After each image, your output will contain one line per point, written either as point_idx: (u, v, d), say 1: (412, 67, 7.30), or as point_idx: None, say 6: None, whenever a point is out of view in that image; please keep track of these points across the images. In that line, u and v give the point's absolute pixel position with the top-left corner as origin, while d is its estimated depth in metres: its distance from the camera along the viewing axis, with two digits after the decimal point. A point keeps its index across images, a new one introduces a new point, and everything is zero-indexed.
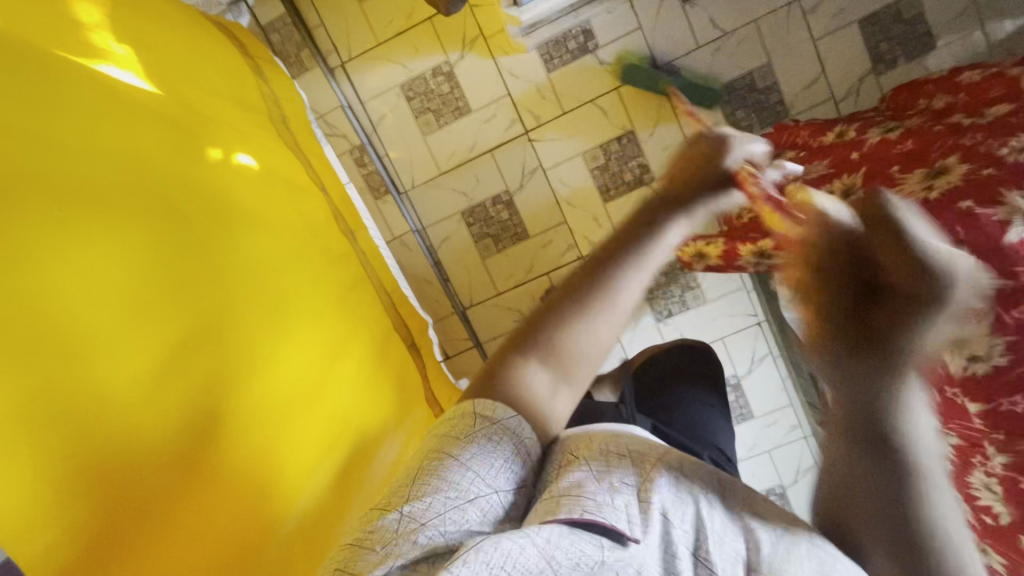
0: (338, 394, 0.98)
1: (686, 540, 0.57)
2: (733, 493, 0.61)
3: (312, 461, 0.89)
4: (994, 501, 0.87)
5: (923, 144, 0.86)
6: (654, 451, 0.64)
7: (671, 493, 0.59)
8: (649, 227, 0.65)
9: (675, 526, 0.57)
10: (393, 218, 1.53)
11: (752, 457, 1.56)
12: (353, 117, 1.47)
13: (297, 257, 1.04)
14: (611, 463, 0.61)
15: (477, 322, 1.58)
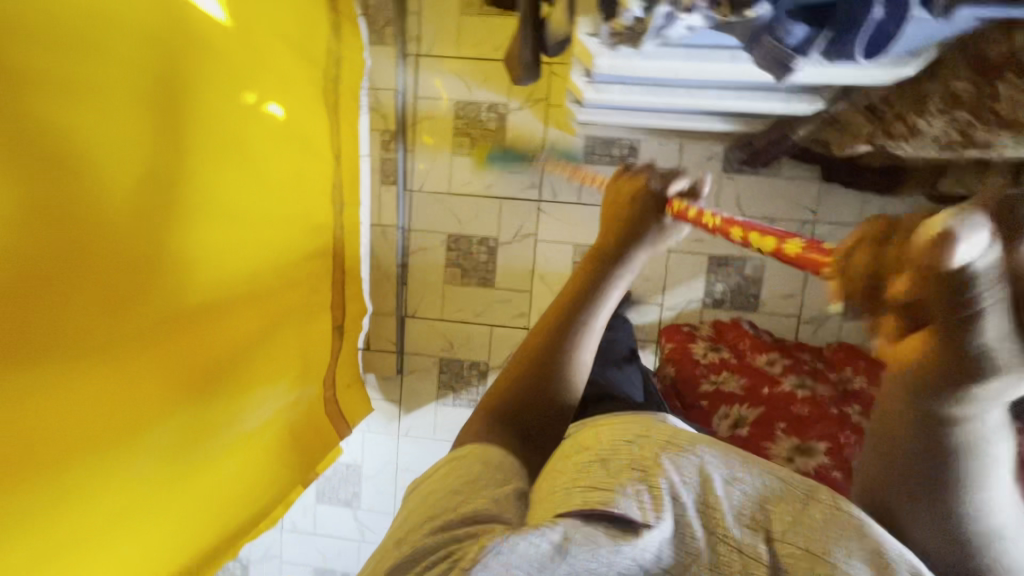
0: (231, 349, 0.99)
1: (704, 521, 0.55)
2: (709, 474, 0.59)
3: (163, 408, 0.84)
4: None
5: (811, 415, 1.03)
6: (644, 432, 0.63)
7: (685, 469, 0.58)
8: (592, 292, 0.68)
9: (688, 503, 0.56)
10: (387, 208, 1.57)
11: None
12: (401, 105, 1.52)
13: (276, 214, 1.09)
14: (621, 454, 0.60)
15: (409, 332, 1.65)
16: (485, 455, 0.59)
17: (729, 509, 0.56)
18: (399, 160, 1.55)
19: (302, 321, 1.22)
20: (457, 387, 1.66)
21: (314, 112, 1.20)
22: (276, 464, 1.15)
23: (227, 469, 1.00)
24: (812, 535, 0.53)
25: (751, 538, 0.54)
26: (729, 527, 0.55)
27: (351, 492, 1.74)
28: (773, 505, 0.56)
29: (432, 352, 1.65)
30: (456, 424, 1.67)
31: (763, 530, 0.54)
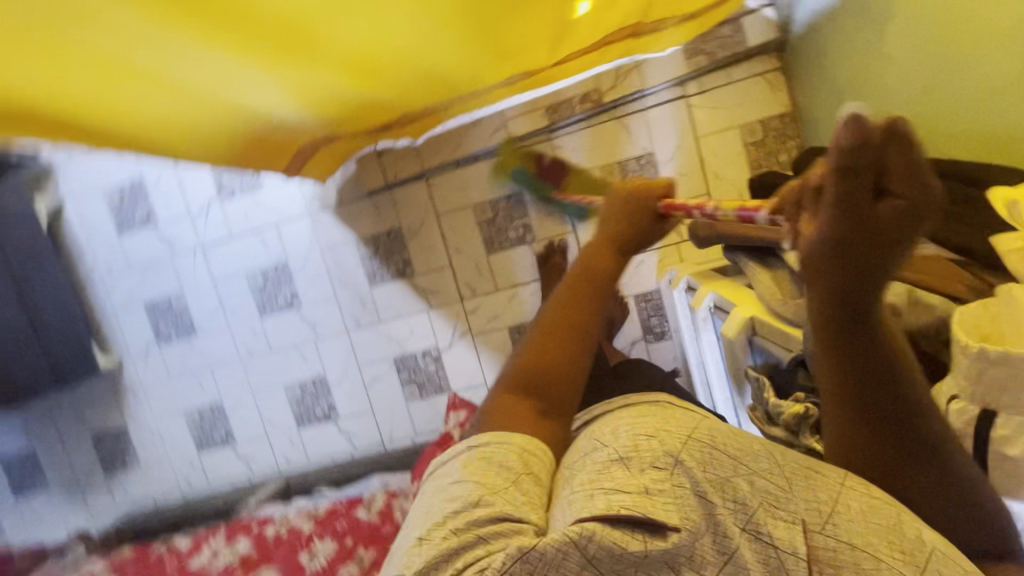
0: (326, 72, 0.88)
1: (739, 519, 0.52)
2: (733, 475, 0.55)
3: (255, 37, 0.73)
4: None
5: None
6: (682, 428, 0.59)
7: (711, 467, 0.55)
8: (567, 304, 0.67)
9: (717, 501, 0.53)
10: (524, 120, 1.50)
11: (258, 421, 1.77)
12: (629, 97, 1.46)
13: (472, 50, 1.01)
14: (645, 462, 0.55)
15: (411, 187, 1.59)
16: (495, 441, 0.61)
17: (761, 501, 0.53)
18: (573, 116, 1.48)
19: (382, 108, 1.16)
20: (379, 252, 1.63)
21: (587, 34, 1.14)
22: (217, 147, 1.08)
23: (183, 110, 0.86)
24: (863, 528, 0.52)
25: (791, 536, 0.52)
26: (769, 524, 0.52)
27: (230, 185, 1.65)
28: (803, 495, 0.54)
29: (401, 216, 1.61)
30: (343, 266, 1.65)
31: (800, 523, 0.52)
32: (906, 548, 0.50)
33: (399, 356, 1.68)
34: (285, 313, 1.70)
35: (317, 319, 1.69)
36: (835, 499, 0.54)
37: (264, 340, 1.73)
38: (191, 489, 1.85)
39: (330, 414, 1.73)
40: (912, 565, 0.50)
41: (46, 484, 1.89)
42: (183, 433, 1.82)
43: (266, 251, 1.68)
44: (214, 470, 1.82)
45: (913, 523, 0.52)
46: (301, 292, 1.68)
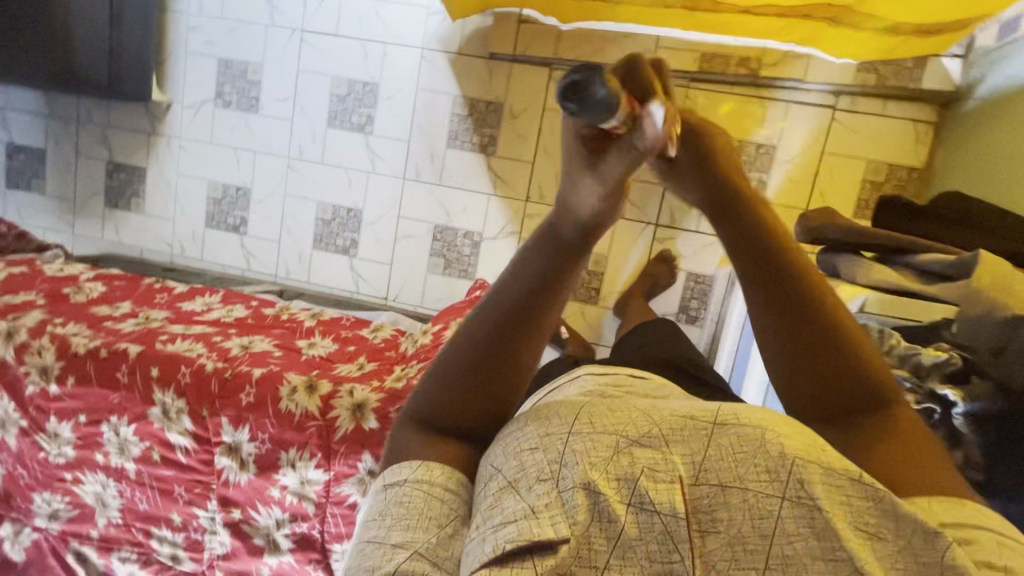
0: None
1: (628, 493, 0.50)
2: (592, 463, 0.51)
3: None
4: (93, 478, 0.90)
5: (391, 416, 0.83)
6: (562, 426, 0.54)
7: (565, 453, 0.53)
8: (485, 344, 0.58)
9: (579, 482, 0.51)
10: (673, 56, 1.45)
11: (276, 223, 1.71)
12: (783, 83, 1.41)
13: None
14: (531, 480, 0.53)
15: (532, 69, 1.52)
16: (424, 475, 0.58)
17: (632, 467, 0.51)
18: (720, 75, 1.43)
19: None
20: (472, 118, 1.58)
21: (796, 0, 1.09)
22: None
23: None
24: (746, 470, 0.50)
25: (669, 498, 0.50)
26: (650, 490, 0.50)
27: None
28: (686, 450, 0.52)
29: (509, 92, 1.54)
30: (430, 114, 1.59)
31: (678, 481, 0.51)
32: (770, 467, 0.49)
33: (440, 226, 1.64)
34: (352, 133, 1.64)
35: (380, 154, 1.63)
36: (709, 448, 0.51)
37: (319, 149, 1.66)
38: (181, 257, 1.79)
39: (349, 249, 1.69)
40: (779, 483, 0.49)
41: (43, 185, 1.82)
42: (198, 201, 1.75)
43: (363, 62, 1.60)
44: (212, 250, 1.76)
45: (817, 445, 0.50)
46: (377, 120, 1.62)
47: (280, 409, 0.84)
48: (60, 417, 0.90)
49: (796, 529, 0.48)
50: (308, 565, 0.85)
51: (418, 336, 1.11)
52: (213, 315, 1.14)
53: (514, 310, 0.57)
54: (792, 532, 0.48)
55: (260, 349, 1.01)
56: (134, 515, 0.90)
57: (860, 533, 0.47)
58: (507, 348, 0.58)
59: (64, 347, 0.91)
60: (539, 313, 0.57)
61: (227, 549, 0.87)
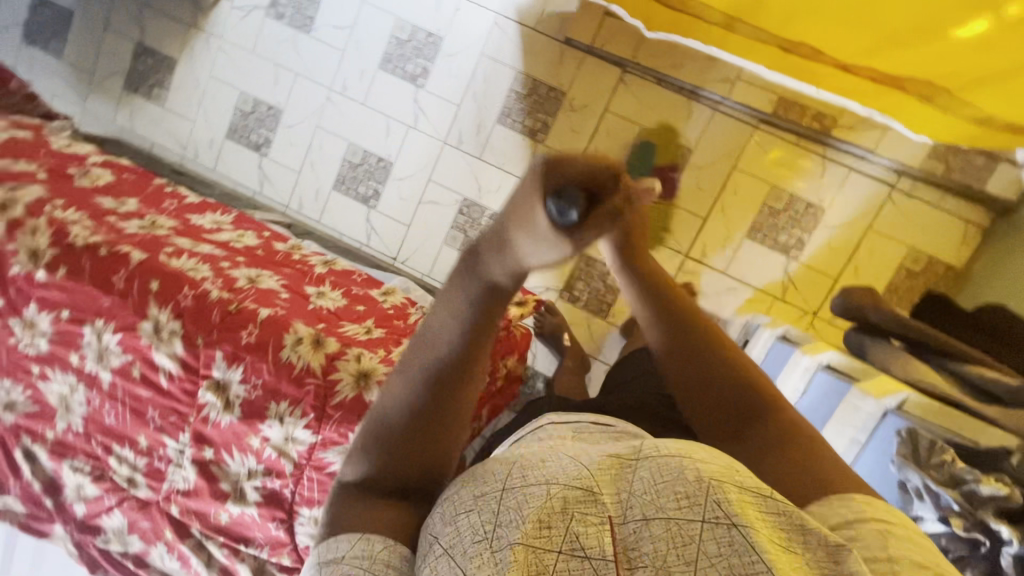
0: None
1: (561, 540, 0.44)
2: (529, 510, 0.45)
3: None
4: (63, 378, 0.84)
5: None
6: (493, 486, 0.50)
7: (479, 496, 0.49)
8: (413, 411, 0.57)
9: (508, 529, 0.45)
10: (749, 92, 1.40)
11: (298, 153, 1.63)
12: (850, 149, 1.38)
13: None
14: (467, 542, 0.47)
15: (605, 66, 1.46)
16: (366, 550, 0.54)
17: (554, 507, 0.45)
18: (790, 123, 1.39)
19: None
20: (529, 100, 1.51)
21: (903, 69, 1.05)
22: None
23: None
24: (663, 510, 0.44)
25: (599, 538, 0.43)
26: (580, 532, 0.44)
27: None
28: (609, 493, 0.46)
29: (575, 84, 1.48)
30: (488, 84, 1.52)
31: (608, 522, 0.45)
32: (690, 492, 0.44)
33: (469, 201, 1.57)
34: (403, 82, 1.55)
35: (426, 111, 1.55)
36: (632, 489, 0.46)
37: (364, 89, 1.57)
38: (192, 161, 1.68)
39: (369, 199, 1.61)
40: (702, 513, 0.43)
41: (63, 49, 1.70)
42: (224, 108, 1.65)
43: (432, 10, 1.51)
44: (226, 162, 1.66)
45: (734, 469, 0.46)
46: (432, 75, 1.53)
47: (281, 358, 0.78)
48: (40, 307, 0.83)
49: (719, 552, 0.41)
50: (270, 522, 0.81)
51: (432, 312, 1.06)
52: (223, 235, 1.07)
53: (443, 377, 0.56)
54: (716, 555, 0.41)
55: (267, 286, 0.94)
56: (98, 427, 0.84)
57: (780, 547, 0.41)
58: (432, 412, 0.57)
59: (62, 234, 0.84)
60: (464, 377, 0.56)
61: (189, 486, 0.82)
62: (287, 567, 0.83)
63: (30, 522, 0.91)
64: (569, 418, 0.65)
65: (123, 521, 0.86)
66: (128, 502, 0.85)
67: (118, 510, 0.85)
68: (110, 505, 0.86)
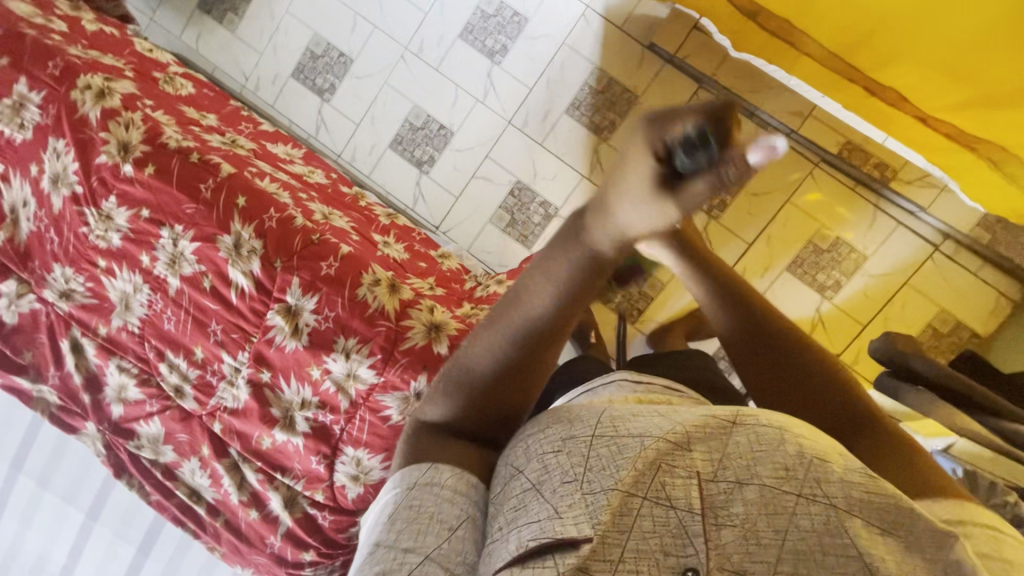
0: None
1: (657, 487, 0.51)
2: (625, 461, 0.51)
3: None
4: (128, 277, 0.83)
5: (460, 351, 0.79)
6: (585, 428, 0.55)
7: (574, 441, 0.55)
8: (508, 363, 0.60)
9: (605, 478, 0.51)
10: (815, 131, 1.43)
11: (358, 105, 1.61)
12: (903, 204, 1.41)
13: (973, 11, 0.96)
14: (557, 480, 0.52)
15: (682, 78, 1.47)
16: (434, 477, 0.59)
17: (648, 461, 0.51)
18: (851, 168, 1.42)
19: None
20: (601, 97, 1.51)
21: (986, 132, 1.10)
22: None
23: None
24: (745, 466, 0.52)
25: (682, 490, 0.51)
26: (669, 481, 0.51)
27: None
28: (696, 451, 0.53)
29: (648, 88, 1.49)
30: (564, 73, 1.52)
31: (696, 477, 0.52)
32: (789, 465, 0.52)
33: (522, 184, 1.56)
34: (480, 55, 1.54)
35: (496, 88, 1.55)
36: (716, 452, 0.53)
37: (439, 55, 1.56)
38: (250, 93, 1.66)
39: (423, 163, 1.59)
40: (796, 481, 0.51)
41: None
42: (294, 46, 1.63)
43: None
44: (286, 100, 1.64)
45: (821, 445, 0.53)
46: (510, 54, 1.53)
47: (356, 296, 0.78)
48: (120, 201, 0.82)
49: (811, 526, 0.50)
50: (312, 455, 0.81)
51: (489, 283, 1.06)
52: (295, 168, 1.06)
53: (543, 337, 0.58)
54: (807, 528, 0.50)
55: (339, 225, 0.94)
56: (154, 331, 0.83)
57: (849, 512, 0.50)
58: (528, 364, 0.60)
59: (154, 133, 0.83)
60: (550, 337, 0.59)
61: (240, 405, 0.81)
62: (318, 503, 0.83)
63: (62, 415, 0.89)
64: (637, 375, 0.70)
65: (160, 430, 0.85)
66: (170, 411, 0.84)
67: (157, 418, 0.85)
68: (150, 411, 0.85)
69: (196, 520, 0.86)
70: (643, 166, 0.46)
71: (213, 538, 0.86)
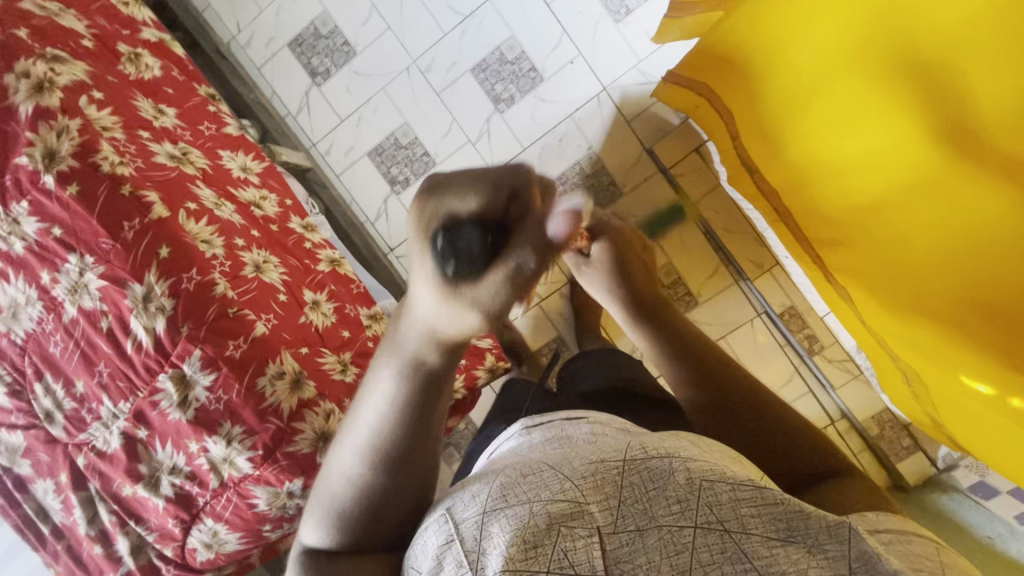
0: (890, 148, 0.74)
1: (558, 558, 0.42)
2: (516, 532, 0.43)
3: None
4: (23, 287, 0.79)
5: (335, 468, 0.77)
6: (473, 509, 0.46)
7: (463, 516, 0.46)
8: (375, 471, 0.57)
9: (497, 557, 0.42)
10: (769, 285, 1.48)
11: (348, 102, 1.53)
12: (819, 375, 1.49)
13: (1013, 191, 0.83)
14: (451, 574, 0.43)
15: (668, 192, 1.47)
16: None
17: (545, 522, 0.43)
18: (787, 330, 1.48)
19: (803, 168, 1.01)
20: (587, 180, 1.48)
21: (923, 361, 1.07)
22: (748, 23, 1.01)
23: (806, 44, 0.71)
24: (650, 528, 0.44)
25: (588, 554, 0.42)
26: (573, 550, 0.42)
27: None
28: (596, 510, 0.44)
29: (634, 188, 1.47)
30: (560, 146, 1.48)
31: (597, 535, 0.43)
32: (680, 498, 0.45)
33: None
34: (485, 97, 1.48)
35: (491, 135, 1.50)
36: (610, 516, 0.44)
37: (444, 81, 1.49)
38: (239, 47, 1.54)
39: (396, 183, 1.54)
40: (689, 516, 0.44)
41: None
42: (299, 16, 1.51)
43: (547, 46, 1.44)
44: (275, 69, 1.54)
45: (719, 481, 0.45)
46: (515, 107, 1.48)
47: (254, 385, 0.77)
48: (31, 210, 0.77)
49: (711, 559, 0.42)
50: (169, 517, 0.81)
51: None
52: (247, 190, 1.00)
53: (415, 424, 0.57)
54: (708, 562, 0.42)
55: (267, 279, 0.86)
56: (37, 350, 0.80)
57: (772, 543, 0.43)
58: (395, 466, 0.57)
59: (88, 148, 0.78)
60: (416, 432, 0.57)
61: (108, 449, 0.80)
62: (165, 556, 0.83)
63: None
64: (541, 418, 0.55)
65: (22, 442, 0.84)
66: (35, 430, 0.83)
67: (21, 431, 0.83)
68: (15, 422, 0.83)
69: (36, 536, 0.86)
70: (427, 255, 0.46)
71: (51, 557, 0.86)
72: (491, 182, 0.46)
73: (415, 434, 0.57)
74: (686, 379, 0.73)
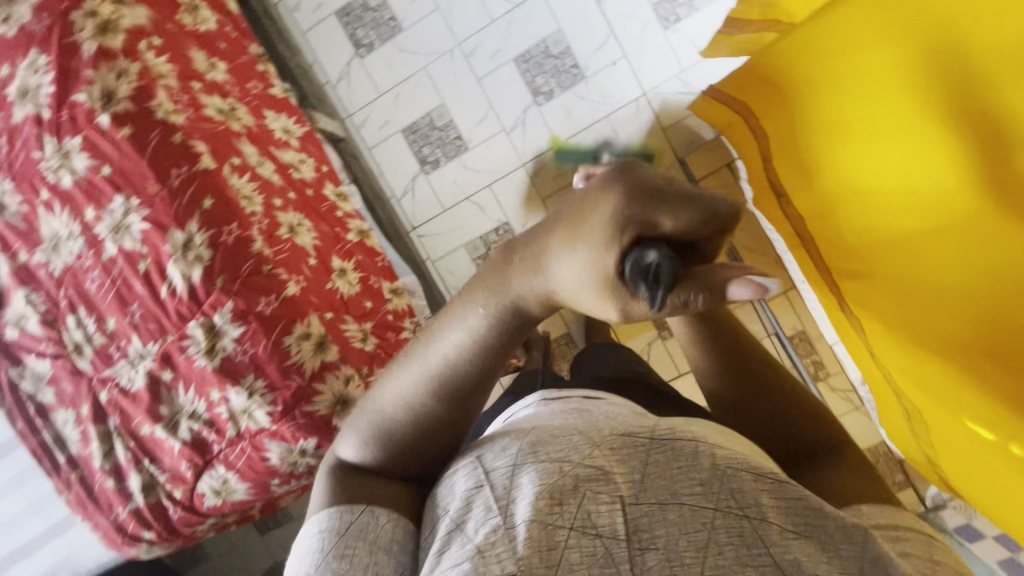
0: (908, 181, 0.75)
1: (579, 519, 0.42)
2: (542, 489, 0.43)
3: None
4: (66, 221, 0.81)
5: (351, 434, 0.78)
6: (505, 461, 0.47)
7: (495, 465, 0.47)
8: (424, 411, 0.50)
9: (524, 510, 0.42)
10: (782, 309, 1.50)
11: (389, 77, 1.53)
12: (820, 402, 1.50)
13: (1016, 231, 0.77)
14: (478, 520, 0.43)
15: None
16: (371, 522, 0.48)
17: (572, 483, 0.44)
18: (795, 355, 1.50)
19: (833, 195, 1.00)
20: None
21: None
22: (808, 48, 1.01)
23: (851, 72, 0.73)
24: (673, 503, 0.43)
25: (609, 518, 0.43)
26: (596, 512, 0.43)
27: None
28: (618, 479, 0.45)
29: None
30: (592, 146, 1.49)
31: (619, 503, 0.43)
32: (701, 479, 0.44)
33: (509, 226, 1.53)
34: (524, 89, 1.49)
35: (526, 127, 1.51)
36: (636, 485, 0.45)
37: (486, 68, 1.50)
38: (288, 10, 1.55)
39: (427, 163, 1.55)
40: (710, 496, 0.44)
41: None
42: None
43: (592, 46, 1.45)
44: (320, 36, 1.54)
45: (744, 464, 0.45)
46: (553, 102, 1.48)
47: (281, 343, 0.79)
48: (83, 146, 0.79)
49: (728, 541, 0.42)
50: (183, 460, 0.83)
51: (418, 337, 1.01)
52: (288, 153, 1.02)
53: (481, 376, 0.48)
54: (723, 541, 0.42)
55: (303, 243, 0.88)
56: (74, 283, 0.82)
57: (787, 534, 0.42)
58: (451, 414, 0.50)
59: (144, 93, 0.79)
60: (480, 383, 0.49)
61: (132, 387, 0.82)
62: (174, 498, 0.86)
63: None
64: (558, 395, 0.59)
65: (48, 371, 0.86)
66: (62, 361, 0.85)
67: (48, 360, 0.86)
68: (44, 351, 0.85)
69: (52, 463, 0.88)
70: (598, 257, 0.37)
71: (63, 485, 0.89)
72: (711, 200, 0.35)
73: (479, 384, 0.49)
74: (722, 376, 0.61)
